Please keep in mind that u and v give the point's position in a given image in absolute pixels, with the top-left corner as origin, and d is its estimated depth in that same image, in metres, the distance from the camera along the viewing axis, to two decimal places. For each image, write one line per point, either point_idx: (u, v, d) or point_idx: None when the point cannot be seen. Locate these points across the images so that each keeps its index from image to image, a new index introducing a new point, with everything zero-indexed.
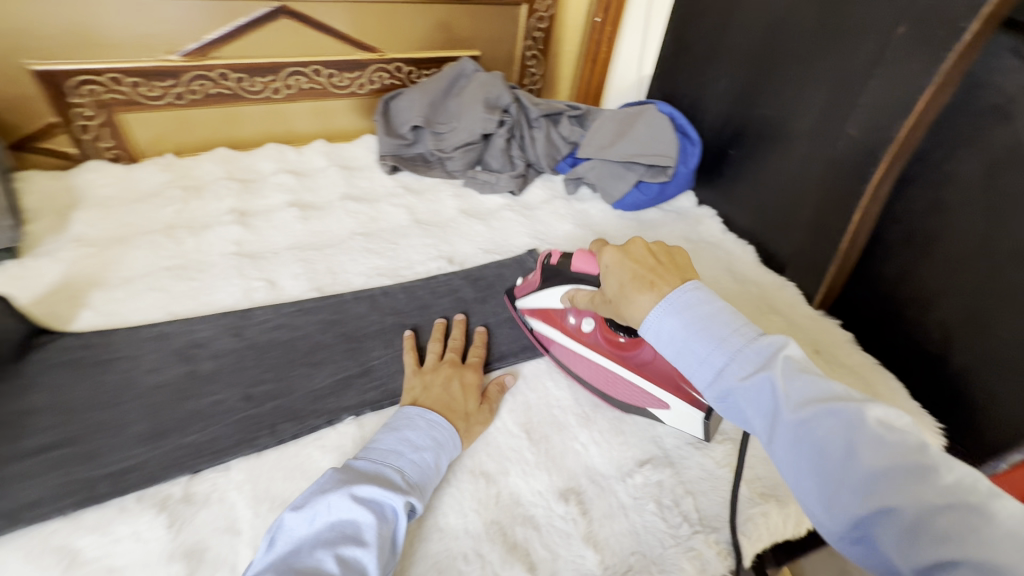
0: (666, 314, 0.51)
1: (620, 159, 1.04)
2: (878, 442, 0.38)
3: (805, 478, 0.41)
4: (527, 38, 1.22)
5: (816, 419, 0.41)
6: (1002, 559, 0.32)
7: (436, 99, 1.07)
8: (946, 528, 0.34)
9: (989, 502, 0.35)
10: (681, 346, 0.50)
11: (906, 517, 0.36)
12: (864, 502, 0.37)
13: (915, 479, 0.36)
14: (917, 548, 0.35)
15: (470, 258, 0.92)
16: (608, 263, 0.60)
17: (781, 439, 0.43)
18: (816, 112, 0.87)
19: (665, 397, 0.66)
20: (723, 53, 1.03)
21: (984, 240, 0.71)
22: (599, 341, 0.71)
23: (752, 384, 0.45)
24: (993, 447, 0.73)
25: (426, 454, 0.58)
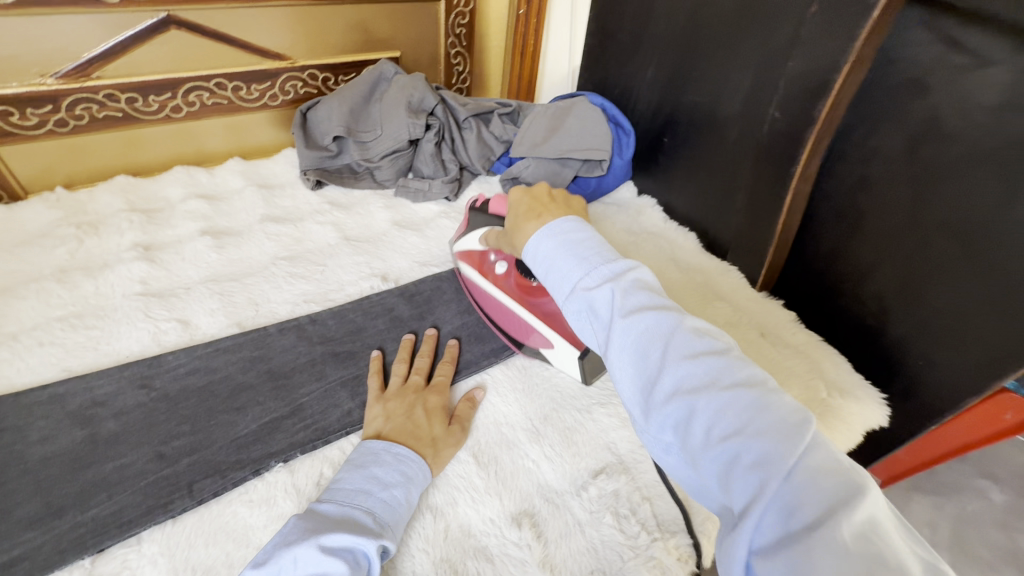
0: (543, 237, 0.56)
1: (554, 155, 1.01)
2: (689, 345, 0.44)
3: (630, 381, 0.45)
4: (450, 36, 1.17)
5: (643, 324, 0.46)
6: (765, 436, 0.37)
7: (357, 106, 1.01)
8: (730, 415, 0.39)
9: (769, 394, 0.40)
10: (550, 266, 0.55)
11: (702, 408, 0.40)
12: (672, 397, 0.42)
13: (713, 375, 0.41)
14: (708, 433, 0.39)
15: (406, 272, 0.88)
16: (513, 200, 0.67)
17: (615, 346, 0.47)
18: (742, 95, 0.87)
19: (552, 336, 0.71)
20: (648, 40, 1.01)
21: (911, 211, 0.71)
22: (511, 285, 0.77)
23: (597, 295, 0.50)
24: (935, 410, 0.76)
25: (396, 491, 0.55)
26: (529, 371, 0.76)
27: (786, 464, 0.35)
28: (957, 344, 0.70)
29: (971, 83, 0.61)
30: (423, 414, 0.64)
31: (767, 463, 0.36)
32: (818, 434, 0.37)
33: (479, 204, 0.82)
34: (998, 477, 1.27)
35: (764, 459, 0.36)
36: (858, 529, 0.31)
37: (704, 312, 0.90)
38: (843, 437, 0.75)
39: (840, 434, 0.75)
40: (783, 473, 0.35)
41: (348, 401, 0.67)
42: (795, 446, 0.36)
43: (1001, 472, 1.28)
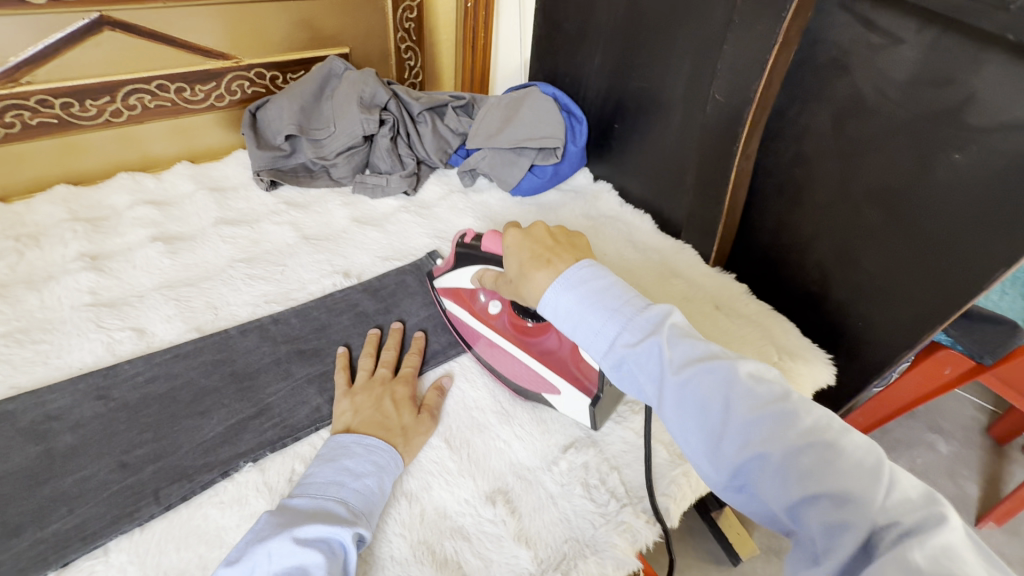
0: (563, 288, 0.52)
1: (509, 145, 1.02)
2: (749, 395, 0.42)
3: (692, 436, 0.43)
4: (399, 30, 1.16)
5: (697, 379, 0.43)
6: (851, 487, 0.36)
7: (307, 104, 1.00)
8: (806, 466, 0.38)
9: (838, 435, 0.39)
10: (578, 320, 0.50)
11: (776, 461, 0.39)
12: (741, 451, 0.40)
13: (782, 425, 0.40)
14: (786, 486, 0.38)
15: (368, 268, 0.88)
16: (510, 244, 0.60)
17: (670, 401, 0.44)
18: (683, 79, 0.90)
19: (558, 382, 0.66)
20: (593, 29, 1.03)
21: (843, 183, 0.76)
22: (506, 325, 0.72)
23: (642, 350, 0.47)
24: (875, 367, 0.82)
25: (369, 480, 0.56)
26: None
27: (870, 512, 0.35)
28: (891, 304, 0.76)
29: (887, 60, 0.66)
30: (391, 405, 0.65)
31: (854, 513, 0.35)
32: (894, 473, 0.37)
33: (465, 238, 0.72)
34: (942, 428, 1.36)
35: (850, 509, 0.35)
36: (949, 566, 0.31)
37: (661, 289, 0.93)
38: None
39: None
40: (869, 521, 0.35)
41: (316, 397, 0.67)
42: (876, 491, 0.36)
43: (945, 424, 1.38)
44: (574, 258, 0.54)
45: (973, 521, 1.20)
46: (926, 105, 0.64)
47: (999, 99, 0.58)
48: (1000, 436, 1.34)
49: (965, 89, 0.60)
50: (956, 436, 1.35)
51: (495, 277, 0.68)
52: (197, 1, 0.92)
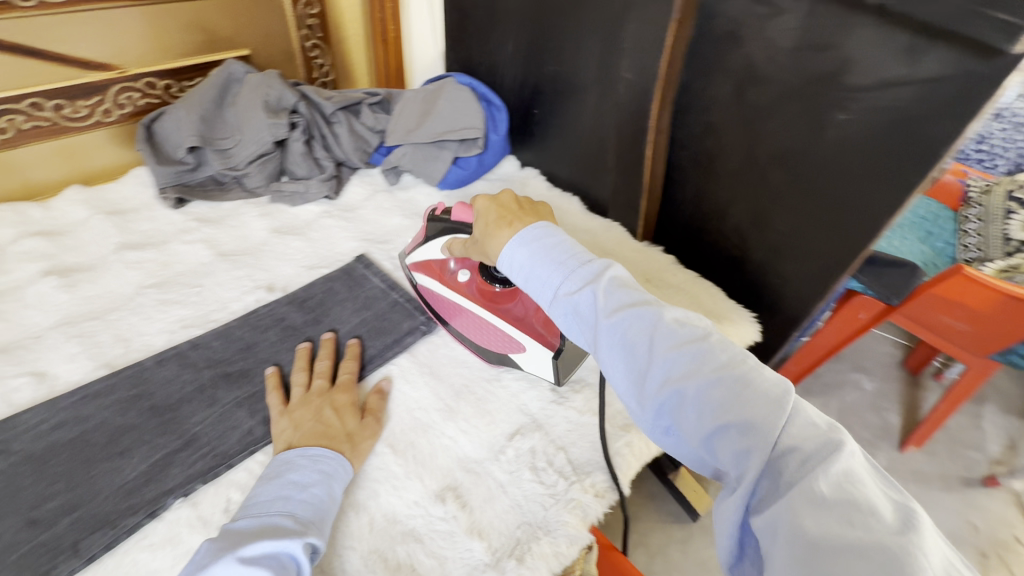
0: (517, 245, 0.60)
1: (429, 139, 1.00)
2: (672, 336, 0.49)
3: (623, 376, 0.50)
4: (302, 28, 1.11)
5: (626, 322, 0.50)
6: (755, 415, 0.42)
7: (208, 112, 0.94)
8: (718, 398, 0.44)
9: (749, 372, 0.45)
10: (529, 273, 0.58)
11: (690, 394, 0.46)
12: (663, 386, 0.47)
13: (699, 363, 0.47)
14: (700, 416, 0.45)
15: (293, 279, 0.84)
16: (480, 208, 0.68)
17: (604, 344, 0.52)
18: (593, 60, 0.91)
19: (523, 339, 0.70)
20: (501, 17, 1.02)
21: (748, 149, 0.80)
22: (474, 291, 0.75)
23: (579, 298, 0.54)
24: (793, 320, 0.88)
25: (316, 489, 0.54)
26: (435, 355, 0.77)
27: (772, 436, 0.41)
28: (801, 258, 0.81)
29: (774, 30, 0.69)
30: (333, 414, 0.63)
31: (755, 437, 0.41)
32: (797, 403, 0.43)
33: (436, 211, 0.77)
34: (865, 366, 1.49)
35: (752, 435, 0.41)
36: (845, 486, 0.36)
37: None
38: None
39: None
40: (770, 445, 0.40)
41: (247, 419, 0.64)
42: (778, 420, 0.41)
43: (866, 362, 1.50)
44: (532, 220, 0.62)
45: (898, 446, 1.32)
46: (812, 70, 0.68)
47: (873, 61, 0.62)
48: (914, 367, 1.47)
49: (842, 53, 0.64)
50: (876, 372, 1.48)
51: (462, 244, 0.71)
52: (65, 8, 0.84)
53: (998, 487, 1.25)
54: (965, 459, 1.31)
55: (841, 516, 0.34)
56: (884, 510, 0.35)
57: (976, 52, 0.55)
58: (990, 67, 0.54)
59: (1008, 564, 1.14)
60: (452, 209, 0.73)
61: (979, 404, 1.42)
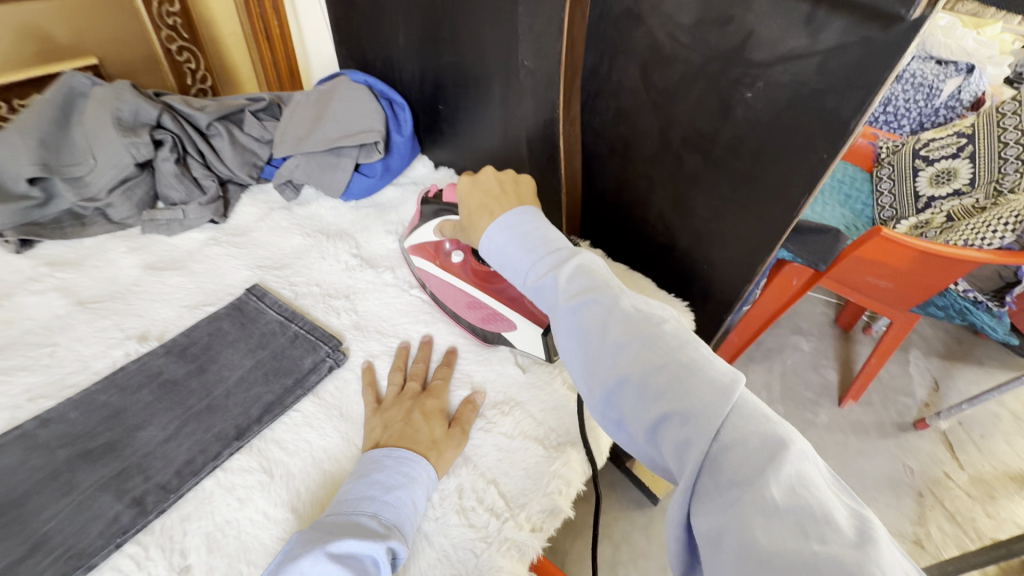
0: (495, 230, 0.54)
1: (322, 147, 0.90)
2: (623, 319, 0.45)
3: (575, 362, 0.46)
4: (163, 29, 0.97)
5: (584, 307, 0.46)
6: (700, 404, 0.38)
7: (46, 134, 0.79)
8: (664, 384, 0.40)
9: (699, 360, 0.41)
10: (503, 258, 0.54)
11: (637, 382, 0.41)
12: (611, 371, 0.43)
13: (650, 349, 0.42)
14: (645, 405, 0.40)
15: (172, 323, 0.73)
16: (464, 189, 0.63)
17: (560, 328, 0.47)
18: (494, 47, 0.83)
19: (515, 318, 0.69)
20: (386, 5, 0.92)
21: (662, 133, 0.76)
22: (468, 272, 0.74)
23: (541, 283, 0.50)
24: (725, 304, 0.86)
25: (401, 492, 0.53)
26: (346, 390, 0.68)
27: (713, 427, 0.36)
28: (724, 242, 0.79)
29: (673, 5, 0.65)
30: (421, 419, 0.62)
31: (697, 429, 0.37)
32: (745, 395, 0.38)
33: (429, 194, 0.79)
34: (802, 328, 1.52)
35: (693, 426, 0.37)
36: (798, 491, 0.31)
37: None
38: None
39: None
40: (710, 438, 0.36)
41: (113, 505, 0.54)
42: (722, 410, 0.37)
43: (804, 325, 1.53)
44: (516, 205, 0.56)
45: (837, 403, 1.36)
46: (712, 47, 0.64)
47: (774, 33, 0.58)
48: (846, 324, 1.52)
49: (742, 27, 0.60)
50: (813, 333, 1.51)
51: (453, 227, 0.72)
52: None
53: (927, 428, 1.31)
54: (898, 406, 1.37)
55: (795, 527, 0.29)
56: (840, 519, 0.30)
57: (873, 18, 0.51)
58: (890, 34, 0.51)
59: (941, 499, 1.19)
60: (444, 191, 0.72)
61: (906, 352, 1.48)
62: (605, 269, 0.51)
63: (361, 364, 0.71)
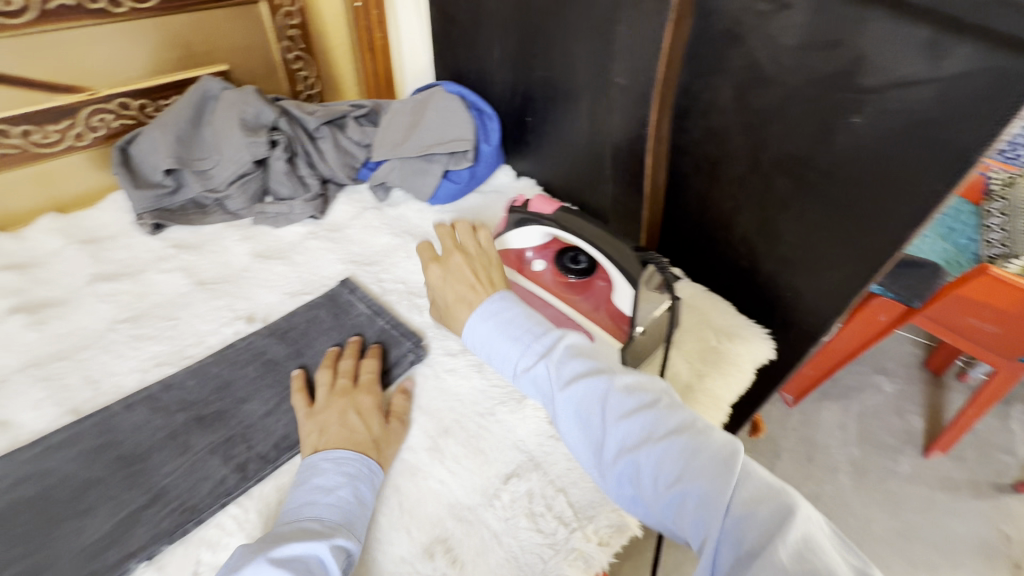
0: (477, 320, 0.62)
1: (417, 153, 0.95)
2: (624, 405, 0.51)
3: (584, 448, 0.52)
4: (282, 40, 1.06)
5: (578, 392, 0.53)
6: (708, 482, 0.44)
7: (183, 132, 0.89)
8: (671, 467, 0.46)
9: (698, 434, 0.48)
10: (491, 346, 0.61)
11: (644, 463, 0.48)
12: (619, 456, 0.49)
13: (651, 430, 0.49)
14: (658, 485, 0.47)
15: (275, 308, 0.80)
16: (436, 277, 0.70)
17: (562, 415, 0.54)
18: (585, 64, 0.85)
19: (592, 328, 0.71)
20: (485, 20, 0.96)
21: (753, 156, 0.74)
22: (548, 281, 0.77)
23: (535, 371, 0.57)
24: (810, 335, 0.81)
25: (342, 491, 0.55)
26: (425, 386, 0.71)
27: (724, 501, 0.43)
28: (817, 272, 0.75)
29: (777, 25, 0.63)
30: (357, 418, 0.62)
31: (708, 507, 0.44)
32: (744, 463, 0.45)
33: (516, 203, 0.81)
34: (886, 368, 1.40)
35: (706, 504, 0.44)
36: (804, 555, 0.38)
37: None
38: (737, 379, 0.78)
39: (733, 377, 0.78)
40: (723, 512, 0.43)
41: (220, 468, 0.60)
42: (728, 484, 0.44)
43: (889, 364, 1.42)
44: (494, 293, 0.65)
45: (923, 453, 1.25)
46: (816, 70, 0.62)
47: (888, 58, 0.56)
48: (937, 368, 1.39)
49: (852, 51, 0.58)
50: (899, 375, 1.39)
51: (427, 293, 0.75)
52: (54, 26, 0.81)
53: None
54: (996, 463, 1.24)
55: None
56: None
57: (1003, 44, 0.49)
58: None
59: None
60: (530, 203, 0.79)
61: (1010, 406, 1.34)
62: (592, 347, 0.58)
63: (440, 362, 0.74)
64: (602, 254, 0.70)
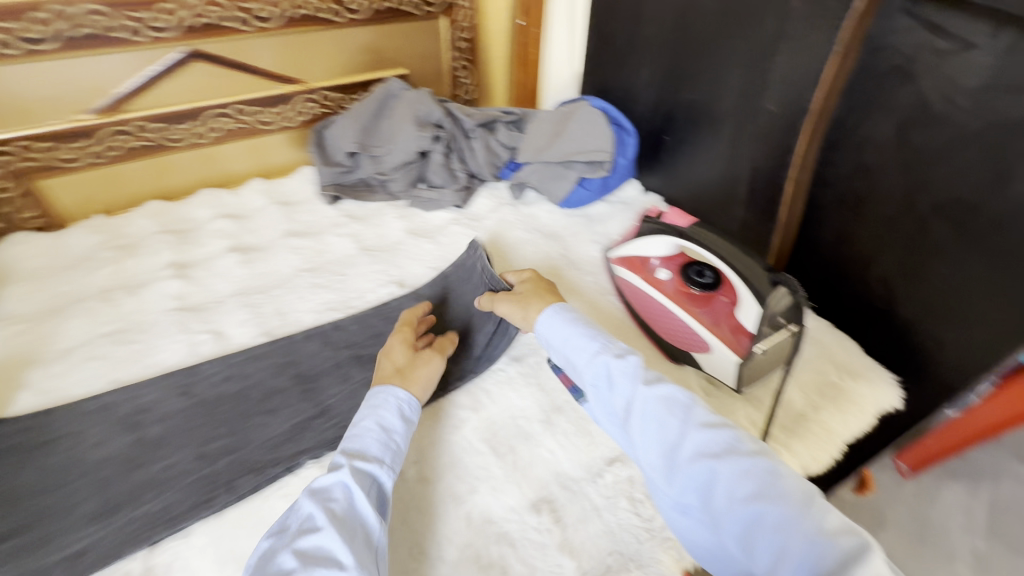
0: (555, 314, 0.68)
1: (558, 159, 1.04)
2: (706, 417, 0.53)
3: (654, 448, 0.53)
4: (453, 50, 1.21)
5: (662, 392, 0.56)
6: (792, 505, 0.45)
7: (368, 122, 1.06)
8: (752, 481, 0.47)
9: (780, 463, 0.49)
10: (571, 339, 0.65)
11: (722, 473, 0.48)
12: (695, 461, 0.50)
13: (733, 446, 0.50)
14: (732, 499, 0.47)
15: (422, 278, 0.92)
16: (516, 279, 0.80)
17: (637, 409, 0.55)
18: (734, 91, 0.89)
19: (711, 339, 0.74)
20: (639, 45, 1.03)
21: (908, 195, 0.72)
22: (671, 289, 0.81)
23: (616, 363, 0.60)
24: (949, 389, 0.75)
25: (364, 423, 0.59)
26: (543, 366, 0.78)
27: (807, 527, 0.43)
28: (967, 321, 0.70)
29: (956, 66, 0.63)
30: (385, 356, 0.69)
31: (789, 530, 0.44)
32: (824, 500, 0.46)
33: (651, 215, 0.88)
34: None
35: (787, 527, 0.44)
36: None
37: None
38: (855, 418, 0.75)
39: (852, 415, 0.76)
40: (804, 538, 0.43)
41: None
42: (812, 512, 0.44)
43: None
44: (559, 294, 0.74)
45: None
46: (995, 113, 0.61)
47: None
48: None
49: None
50: None
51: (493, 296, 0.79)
52: (291, 30, 1.01)
53: None
54: None
55: None
56: None
57: None
58: None
59: None
60: (665, 214, 0.85)
61: None
62: None
63: None
64: (734, 272, 0.75)
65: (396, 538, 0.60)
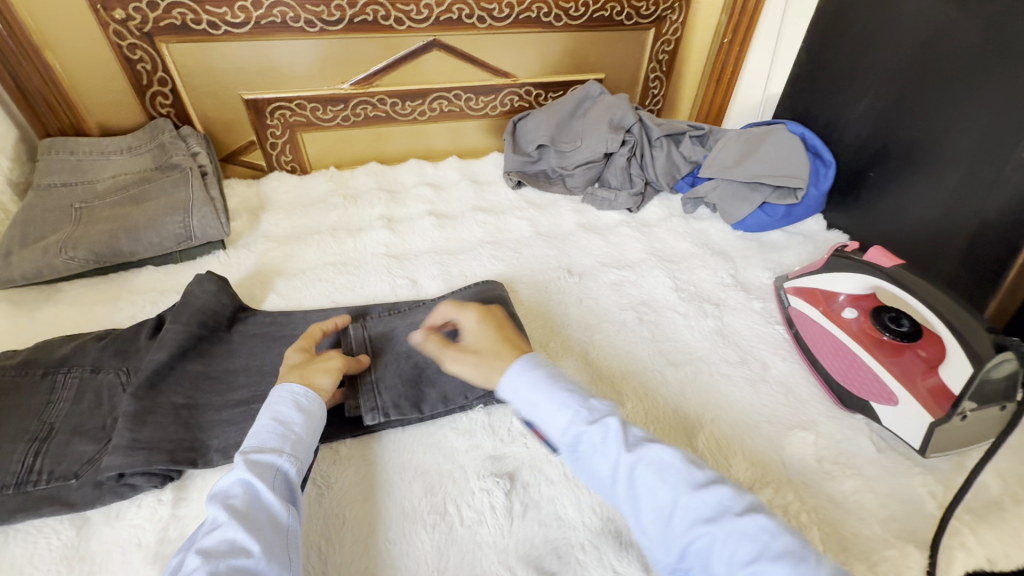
0: (522, 367, 0.56)
1: (745, 179, 1.03)
2: (698, 477, 0.48)
3: (646, 518, 0.47)
4: (652, 61, 1.25)
5: (646, 457, 0.49)
6: (798, 559, 0.42)
7: (564, 120, 1.15)
8: (754, 543, 0.43)
9: (773, 513, 0.46)
10: (537, 400, 0.54)
11: (720, 534, 0.44)
12: (693, 529, 0.45)
13: (723, 504, 0.46)
14: (734, 564, 0.43)
15: (588, 269, 0.97)
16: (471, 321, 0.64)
17: (626, 479, 0.49)
18: (980, 134, 0.80)
19: (899, 391, 0.70)
20: (862, 75, 0.98)
21: None
22: (855, 330, 0.78)
23: (588, 430, 0.51)
24: None
25: (258, 421, 0.55)
26: (699, 379, 0.78)
27: None
28: None
29: None
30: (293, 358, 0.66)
31: None
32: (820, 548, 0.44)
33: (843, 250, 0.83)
34: None
35: None
36: None
37: None
38: None
39: None
40: None
41: None
42: (815, 565, 0.41)
43: None
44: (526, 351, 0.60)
45: None
46: None
47: None
48: None
49: None
50: None
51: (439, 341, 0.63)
52: (516, 29, 1.12)
53: None
54: None
55: None
56: None
57: None
58: None
59: None
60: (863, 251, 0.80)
61: None
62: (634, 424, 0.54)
63: (718, 365, 0.81)
64: (945, 326, 0.66)
65: (545, 494, 0.64)
